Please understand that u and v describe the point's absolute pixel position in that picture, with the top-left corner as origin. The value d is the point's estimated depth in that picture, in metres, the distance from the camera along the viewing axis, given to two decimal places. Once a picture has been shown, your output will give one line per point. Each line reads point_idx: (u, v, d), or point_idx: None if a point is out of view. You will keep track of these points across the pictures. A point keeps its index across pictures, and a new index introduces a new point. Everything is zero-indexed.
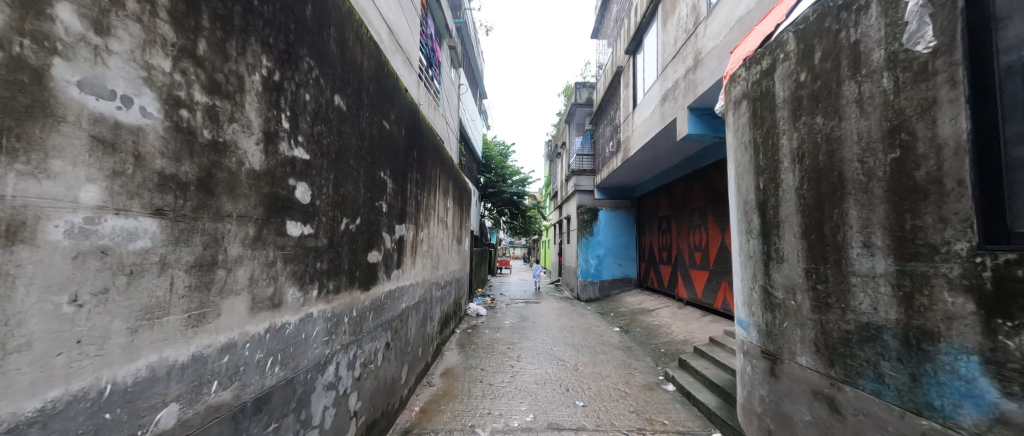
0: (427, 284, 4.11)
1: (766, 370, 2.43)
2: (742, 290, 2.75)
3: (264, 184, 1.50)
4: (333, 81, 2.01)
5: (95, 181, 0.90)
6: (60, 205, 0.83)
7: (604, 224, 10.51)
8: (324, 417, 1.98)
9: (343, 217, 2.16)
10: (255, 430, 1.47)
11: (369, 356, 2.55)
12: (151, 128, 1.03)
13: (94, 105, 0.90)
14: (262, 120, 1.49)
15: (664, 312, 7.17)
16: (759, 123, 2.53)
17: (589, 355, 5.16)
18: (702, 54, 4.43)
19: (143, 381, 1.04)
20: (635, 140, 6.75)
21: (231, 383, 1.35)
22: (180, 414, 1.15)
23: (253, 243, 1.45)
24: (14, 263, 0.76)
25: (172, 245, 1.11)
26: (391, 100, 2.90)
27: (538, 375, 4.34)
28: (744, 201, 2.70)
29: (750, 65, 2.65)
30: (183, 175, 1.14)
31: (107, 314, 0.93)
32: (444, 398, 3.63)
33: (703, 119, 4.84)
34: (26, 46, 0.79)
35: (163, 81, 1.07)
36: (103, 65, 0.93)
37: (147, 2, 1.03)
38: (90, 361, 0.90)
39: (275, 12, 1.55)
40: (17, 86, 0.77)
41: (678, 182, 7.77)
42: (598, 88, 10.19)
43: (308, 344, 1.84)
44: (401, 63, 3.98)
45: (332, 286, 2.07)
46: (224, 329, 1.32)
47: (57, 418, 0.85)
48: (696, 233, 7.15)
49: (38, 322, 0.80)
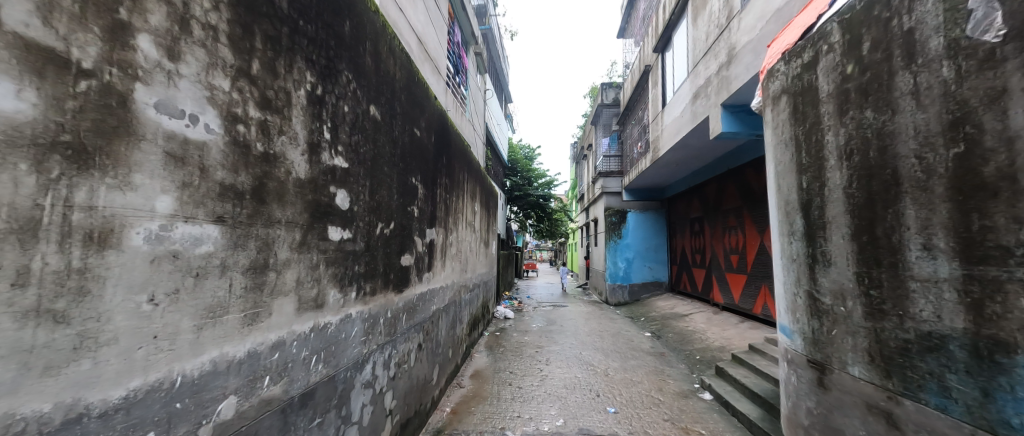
0: (457, 287, 4.19)
1: (813, 380, 2.30)
2: (785, 296, 2.61)
3: (308, 191, 1.60)
4: (369, 92, 2.11)
5: (168, 192, 1.00)
6: (140, 214, 0.93)
7: (632, 227, 10.27)
8: (363, 414, 2.07)
9: (379, 222, 2.26)
10: (302, 423, 1.56)
11: (403, 356, 2.64)
12: (213, 143, 1.14)
13: (167, 124, 1.00)
14: (307, 132, 1.59)
15: (698, 318, 6.90)
16: (801, 119, 2.41)
17: (619, 361, 5.05)
18: (737, 49, 4.26)
19: (207, 374, 1.13)
20: (665, 140, 6.56)
21: (281, 379, 1.45)
22: (237, 406, 1.25)
23: (300, 247, 1.55)
24: (104, 265, 0.85)
25: (231, 250, 1.21)
26: (422, 108, 3.00)
27: (568, 379, 4.29)
28: (786, 201, 2.56)
29: (789, 59, 2.53)
30: (239, 184, 1.24)
31: (177, 313, 1.03)
32: (474, 400, 3.68)
33: (738, 116, 4.66)
34: (114, 74, 0.89)
35: (223, 99, 1.18)
36: (174, 87, 1.02)
37: (210, 29, 1.14)
38: (163, 355, 1.00)
39: (317, 30, 1.65)
40: (107, 109, 0.87)
41: (711, 182, 7.48)
42: (625, 88, 10.01)
43: (347, 343, 1.93)
44: (429, 71, 4.09)
45: (369, 288, 2.16)
46: (275, 328, 1.41)
47: (137, 406, 0.94)
48: (732, 235, 6.85)
49: (123, 319, 0.89)
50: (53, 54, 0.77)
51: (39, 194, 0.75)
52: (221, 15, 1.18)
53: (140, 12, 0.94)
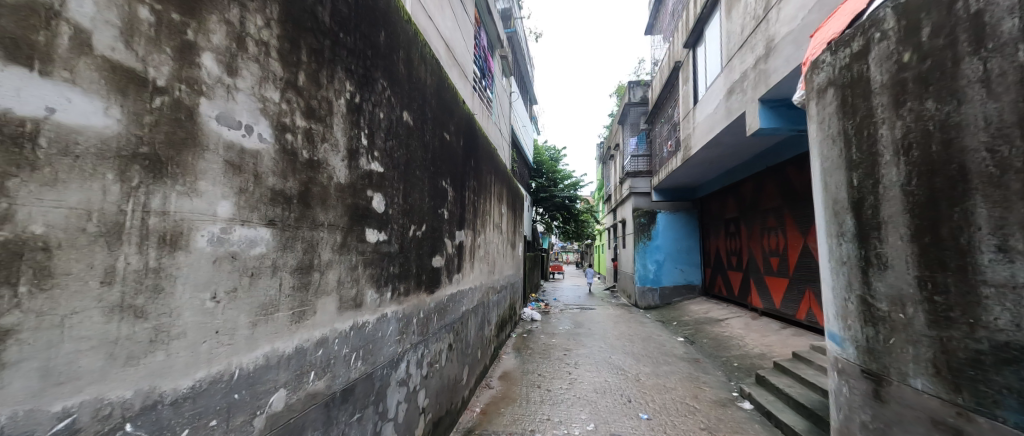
0: (485, 288, 4.24)
1: (867, 392, 2.14)
2: (834, 301, 2.46)
3: (348, 195, 1.67)
4: (402, 99, 2.18)
5: (227, 197, 1.08)
6: (204, 218, 1.01)
7: (662, 228, 9.97)
8: (398, 411, 2.14)
9: (412, 224, 2.32)
10: (343, 418, 1.63)
11: (435, 356, 2.70)
12: (265, 151, 1.22)
13: (227, 134, 1.08)
14: (346, 138, 1.66)
15: (735, 323, 6.60)
16: (850, 112, 2.26)
17: (651, 366, 4.91)
18: (775, 41, 4.06)
19: (260, 368, 1.21)
20: (697, 138, 6.34)
21: (324, 374, 1.52)
22: (287, 398, 1.32)
23: (341, 248, 1.62)
24: (174, 265, 0.93)
25: (280, 251, 1.29)
26: (451, 112, 3.06)
27: (597, 383, 4.23)
28: (834, 200, 2.40)
29: (836, 49, 2.38)
30: (288, 189, 1.32)
31: (234, 310, 1.11)
32: (503, 401, 3.70)
33: (777, 111, 4.43)
34: (183, 90, 0.97)
35: (274, 110, 1.26)
36: (232, 100, 1.11)
37: (263, 45, 1.22)
38: (224, 348, 1.08)
39: (355, 41, 1.73)
40: (177, 123, 0.95)
41: (747, 181, 7.15)
42: (654, 86, 9.76)
43: (384, 342, 2.00)
44: (457, 76, 4.18)
45: (403, 288, 2.22)
46: (319, 325, 1.49)
47: (202, 395, 1.02)
48: (771, 236, 6.50)
49: (190, 315, 0.97)
50: (133, 74, 0.85)
51: (123, 200, 0.82)
52: (272, 32, 1.26)
53: (204, 32, 1.02)
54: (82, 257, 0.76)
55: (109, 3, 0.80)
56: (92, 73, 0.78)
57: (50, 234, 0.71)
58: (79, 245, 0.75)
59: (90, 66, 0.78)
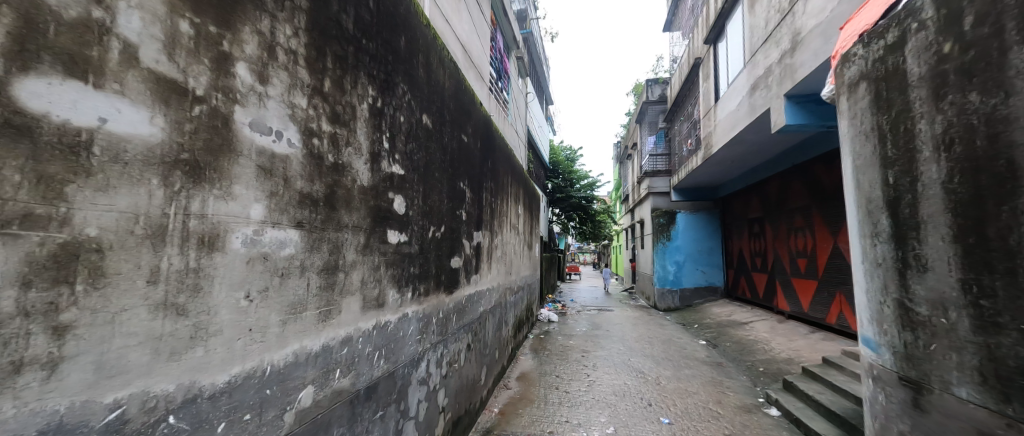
0: (502, 289, 4.25)
1: (906, 401, 2.03)
2: (867, 304, 2.35)
3: (370, 197, 1.71)
4: (421, 102, 2.22)
5: (259, 200, 1.13)
6: (238, 221, 1.06)
7: (682, 228, 9.75)
8: (419, 410, 2.17)
9: (431, 225, 2.35)
10: (367, 415, 1.67)
11: (454, 356, 2.73)
12: (294, 156, 1.27)
13: (259, 140, 1.14)
14: (369, 142, 1.70)
15: (760, 327, 6.39)
16: (884, 107, 2.16)
17: (672, 369, 4.80)
18: (803, 34, 3.91)
19: (290, 365, 1.25)
20: (719, 136, 6.18)
21: (349, 372, 1.56)
22: (314, 395, 1.37)
23: (364, 249, 1.67)
24: (211, 265, 0.98)
25: (308, 252, 1.34)
26: (468, 114, 3.09)
27: (616, 386, 4.17)
28: (868, 198, 2.30)
29: (869, 41, 2.27)
30: (314, 192, 1.37)
31: (266, 308, 1.16)
32: (522, 402, 3.70)
33: (804, 107, 4.27)
34: (219, 99, 1.02)
35: (301, 116, 1.31)
36: (264, 108, 1.16)
37: (292, 54, 1.27)
38: (257, 345, 1.13)
39: (377, 47, 1.77)
40: (214, 129, 1.00)
41: (772, 179, 6.91)
42: (673, 84, 9.55)
43: (405, 341, 2.03)
44: (474, 78, 4.22)
45: (423, 289, 2.26)
46: (344, 324, 1.53)
47: (237, 390, 1.07)
48: (798, 236, 6.26)
49: (226, 313, 1.02)
50: (175, 84, 0.90)
51: (166, 204, 0.87)
52: (300, 40, 1.31)
53: (239, 43, 1.07)
54: (130, 258, 0.81)
55: (154, 18, 0.85)
56: (139, 84, 0.83)
57: (102, 236, 0.76)
58: (128, 246, 0.80)
59: (137, 78, 0.82)
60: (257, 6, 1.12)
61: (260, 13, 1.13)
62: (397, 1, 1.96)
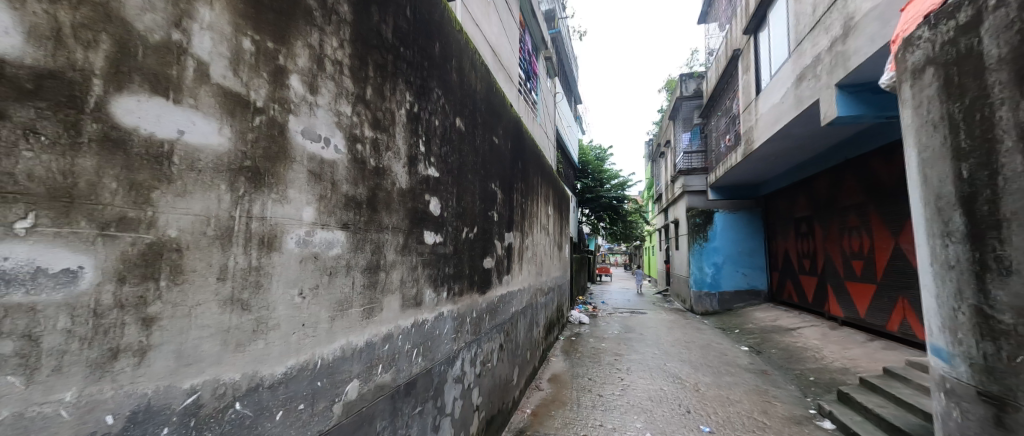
0: (533, 290, 4.26)
1: (986, 418, 1.83)
2: (938, 311, 2.14)
3: (408, 200, 1.77)
4: (455, 106, 2.27)
5: (310, 204, 1.21)
6: (293, 223, 1.14)
7: (721, 228, 9.31)
8: (454, 407, 2.22)
9: (464, 227, 2.39)
10: (406, 409, 1.73)
11: (487, 355, 2.77)
12: (339, 161, 1.34)
13: (310, 147, 1.21)
14: (407, 146, 1.77)
15: (810, 333, 5.98)
16: (956, 93, 1.96)
17: (711, 376, 4.60)
18: (856, 18, 3.63)
19: (337, 358, 1.33)
20: (760, 131, 5.85)
21: (390, 368, 1.63)
22: (359, 388, 1.43)
23: (403, 250, 1.73)
24: (269, 264, 1.06)
25: (352, 252, 1.41)
26: (499, 116, 3.12)
27: (652, 391, 4.05)
28: (939, 194, 2.09)
29: (937, 22, 2.08)
30: (358, 195, 1.44)
31: (317, 305, 1.24)
32: (554, 404, 3.68)
33: (858, 97, 3.96)
34: (276, 109, 1.09)
35: (346, 123, 1.38)
36: (314, 116, 1.23)
37: (338, 65, 1.34)
38: (308, 339, 1.20)
39: (414, 54, 1.83)
40: (272, 138, 1.08)
41: (822, 175, 6.45)
42: (709, 78, 9.15)
43: (441, 339, 2.08)
44: (503, 81, 4.26)
45: (457, 288, 2.30)
46: (385, 321, 1.60)
47: (292, 381, 1.14)
48: (853, 237, 5.79)
49: (282, 308, 1.10)
50: (239, 97, 0.98)
51: (232, 207, 0.95)
52: (345, 51, 1.38)
53: (292, 57, 1.15)
54: (203, 257, 0.89)
55: (222, 38, 0.94)
56: (209, 99, 0.91)
57: (180, 237, 0.83)
58: (202, 246, 0.88)
59: (208, 93, 0.91)
60: (308, 21, 1.20)
61: (311, 28, 1.21)
62: (432, 9, 2.02)
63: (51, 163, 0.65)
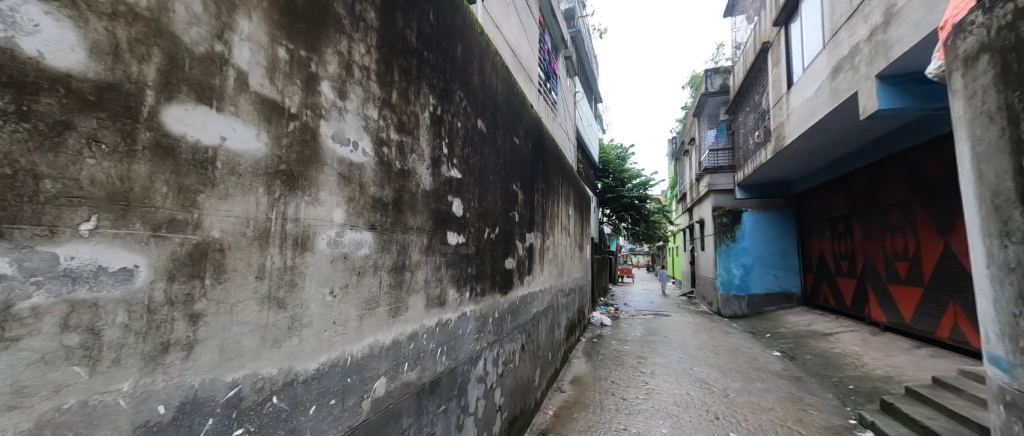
0: (554, 291, 4.23)
1: None
2: (995, 318, 1.98)
3: (431, 201, 1.79)
4: (477, 108, 2.29)
5: (340, 206, 1.25)
6: (324, 224, 1.18)
7: (749, 229, 8.96)
8: (477, 406, 2.23)
9: (486, 227, 2.41)
10: (431, 407, 1.76)
11: (509, 355, 2.77)
12: (367, 164, 1.38)
13: (340, 151, 1.26)
14: (431, 148, 1.80)
15: (849, 339, 5.66)
16: (1016, 81, 1.80)
17: (741, 382, 4.42)
18: (899, 4, 3.42)
19: (366, 356, 1.36)
20: (792, 126, 5.59)
21: (415, 366, 1.66)
22: (387, 385, 1.47)
23: (427, 250, 1.75)
24: (303, 263, 1.11)
25: (379, 252, 1.44)
26: (520, 117, 3.13)
27: (678, 396, 3.94)
28: (996, 190, 1.93)
29: (991, 6, 1.92)
30: (384, 197, 1.47)
31: (346, 304, 1.27)
32: (577, 406, 3.64)
33: (901, 89, 3.72)
34: (308, 115, 1.14)
35: (373, 126, 1.42)
36: (343, 121, 1.27)
37: (365, 70, 1.38)
38: (339, 337, 1.24)
39: (437, 57, 1.86)
40: (305, 142, 1.12)
41: (861, 171, 6.09)
42: (736, 72, 8.84)
43: (464, 339, 2.10)
44: (523, 82, 4.27)
45: (480, 289, 2.32)
46: (410, 321, 1.63)
47: (324, 377, 1.18)
48: (896, 237, 5.45)
49: (315, 306, 1.15)
50: (275, 104, 1.03)
51: (269, 209, 1.00)
52: (372, 57, 1.42)
53: (323, 64, 1.19)
54: (243, 256, 0.93)
55: (259, 47, 0.99)
56: (248, 106, 0.95)
57: (223, 238, 0.88)
58: (242, 247, 0.93)
59: (247, 100, 0.95)
60: (338, 30, 1.25)
61: (341, 36, 1.26)
62: (454, 13, 2.05)
63: (110, 169, 0.69)
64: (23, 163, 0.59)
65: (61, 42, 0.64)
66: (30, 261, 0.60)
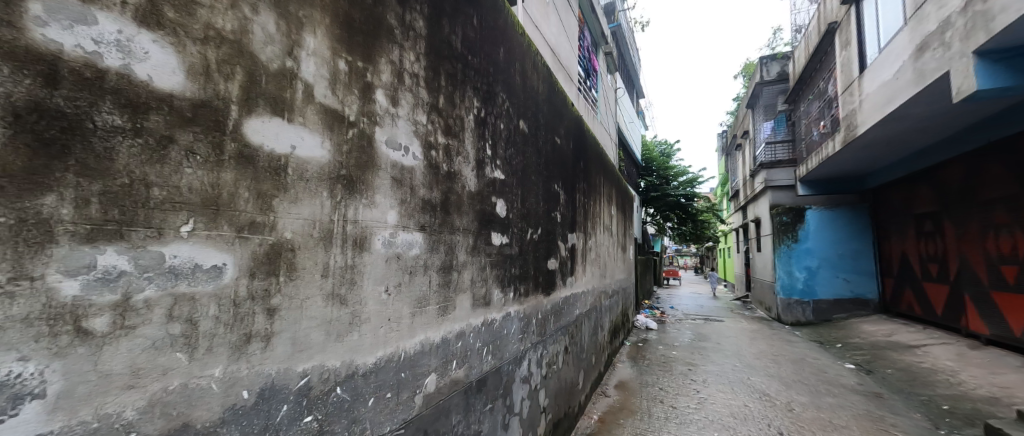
0: (598, 293, 4.14)
1: None
2: None
3: (476, 202, 1.82)
4: (519, 109, 2.30)
5: (393, 208, 1.31)
6: (380, 224, 1.25)
7: (814, 228, 8.18)
8: (522, 407, 2.24)
9: (529, 228, 2.41)
10: (478, 405, 1.79)
11: (553, 357, 2.75)
12: (416, 167, 1.43)
13: (393, 155, 1.32)
14: (475, 150, 1.83)
15: (941, 353, 4.96)
16: None
17: (807, 395, 4.04)
18: None
19: (418, 352, 1.41)
20: (867, 114, 5.02)
21: (463, 364, 1.69)
22: (437, 382, 1.52)
23: (472, 250, 1.78)
24: (361, 262, 1.17)
25: (429, 252, 1.49)
26: (561, 116, 3.10)
27: (734, 407, 3.68)
28: None
29: None
30: (433, 198, 1.52)
31: (400, 302, 1.33)
32: (622, 412, 3.53)
33: (1006, 65, 3.21)
34: (365, 122, 1.20)
35: (423, 131, 1.47)
36: (395, 127, 1.33)
37: (414, 77, 1.43)
38: (393, 333, 1.29)
39: (481, 61, 1.89)
40: (363, 148, 1.19)
41: (954, 161, 5.33)
42: (797, 58, 8.11)
43: (508, 339, 2.11)
44: (564, 80, 4.24)
45: (523, 289, 2.32)
46: (458, 319, 1.66)
47: (381, 371, 1.24)
48: (1000, 237, 4.71)
49: (372, 304, 1.21)
50: (336, 114, 1.10)
51: (333, 212, 1.07)
52: (421, 64, 1.47)
53: (377, 73, 1.25)
54: (311, 256, 1.01)
55: (323, 61, 1.06)
56: (314, 116, 1.03)
57: (294, 239, 0.96)
58: (309, 246, 1.00)
59: (313, 111, 1.03)
60: (390, 40, 1.31)
61: (392, 45, 1.32)
62: (496, 16, 2.07)
63: (203, 177, 0.77)
64: (138, 173, 0.67)
65: (165, 66, 0.72)
66: (143, 259, 0.68)
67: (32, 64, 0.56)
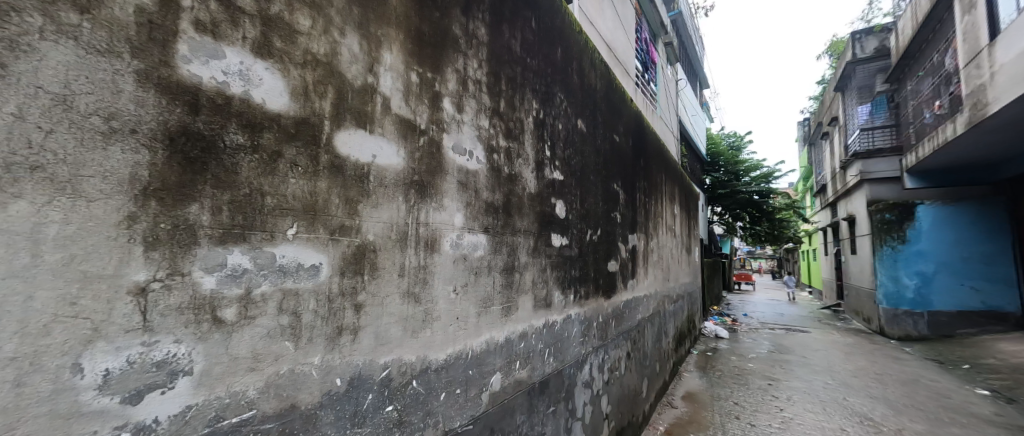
0: (660, 297, 3.92)
1: None
2: None
3: (536, 203, 1.83)
4: (577, 108, 2.27)
5: (460, 210, 1.36)
6: (449, 227, 1.31)
7: (931, 227, 6.89)
8: (585, 411, 2.20)
9: (589, 229, 2.36)
10: (541, 407, 1.79)
11: (615, 362, 2.66)
12: (479, 171, 1.47)
13: (460, 160, 1.37)
14: (535, 151, 1.84)
15: None
16: None
17: (924, 423, 3.43)
18: None
19: (483, 350, 1.45)
20: (1002, 88, 4.13)
21: (525, 364, 1.70)
22: (502, 380, 1.55)
23: (534, 251, 1.79)
24: (432, 263, 1.23)
25: (492, 253, 1.53)
26: (620, 113, 3.00)
27: (827, 430, 3.25)
28: None
29: None
30: (495, 201, 1.55)
31: (466, 301, 1.38)
32: (692, 425, 3.30)
33: None
34: (434, 129, 1.27)
35: (485, 134, 1.51)
36: (461, 132, 1.39)
37: (477, 83, 1.48)
38: (460, 331, 1.34)
39: (539, 63, 1.90)
40: (432, 154, 1.25)
41: None
42: (902, 28, 6.94)
43: (570, 341, 2.09)
44: (621, 75, 4.10)
45: (583, 291, 2.27)
46: (521, 320, 1.68)
47: (451, 367, 1.29)
48: None
49: (442, 303, 1.27)
50: (409, 122, 1.17)
51: (408, 216, 1.15)
52: (483, 70, 1.51)
53: (444, 82, 1.31)
54: (390, 256, 1.08)
55: (398, 75, 1.14)
56: (391, 127, 1.11)
57: (375, 241, 1.04)
58: (388, 247, 1.07)
59: (390, 122, 1.11)
60: (455, 50, 1.36)
61: (458, 55, 1.37)
62: (554, 16, 2.06)
63: (304, 186, 0.86)
64: (255, 184, 0.77)
65: (274, 89, 0.82)
66: (261, 258, 0.78)
67: (180, 95, 0.67)
